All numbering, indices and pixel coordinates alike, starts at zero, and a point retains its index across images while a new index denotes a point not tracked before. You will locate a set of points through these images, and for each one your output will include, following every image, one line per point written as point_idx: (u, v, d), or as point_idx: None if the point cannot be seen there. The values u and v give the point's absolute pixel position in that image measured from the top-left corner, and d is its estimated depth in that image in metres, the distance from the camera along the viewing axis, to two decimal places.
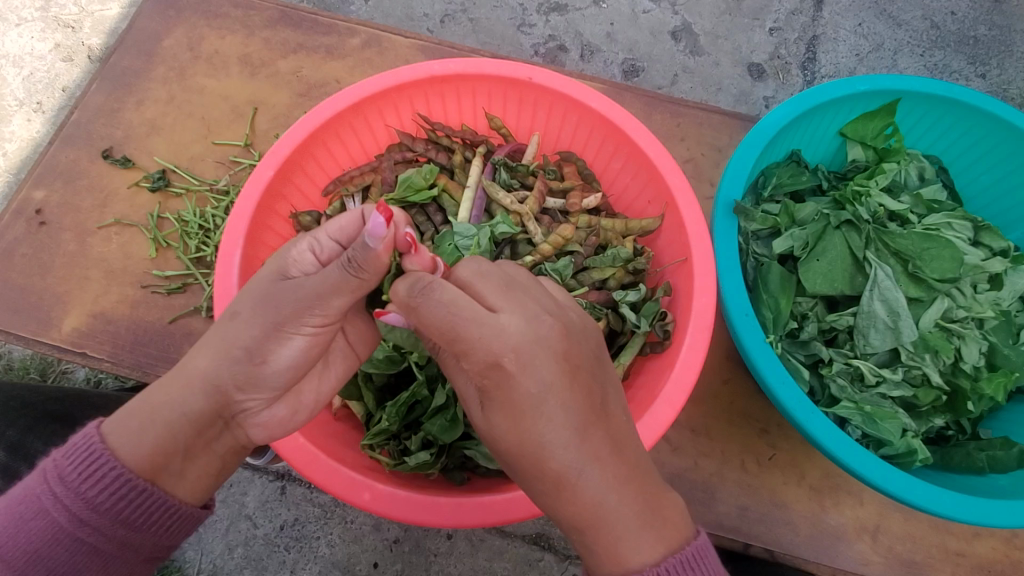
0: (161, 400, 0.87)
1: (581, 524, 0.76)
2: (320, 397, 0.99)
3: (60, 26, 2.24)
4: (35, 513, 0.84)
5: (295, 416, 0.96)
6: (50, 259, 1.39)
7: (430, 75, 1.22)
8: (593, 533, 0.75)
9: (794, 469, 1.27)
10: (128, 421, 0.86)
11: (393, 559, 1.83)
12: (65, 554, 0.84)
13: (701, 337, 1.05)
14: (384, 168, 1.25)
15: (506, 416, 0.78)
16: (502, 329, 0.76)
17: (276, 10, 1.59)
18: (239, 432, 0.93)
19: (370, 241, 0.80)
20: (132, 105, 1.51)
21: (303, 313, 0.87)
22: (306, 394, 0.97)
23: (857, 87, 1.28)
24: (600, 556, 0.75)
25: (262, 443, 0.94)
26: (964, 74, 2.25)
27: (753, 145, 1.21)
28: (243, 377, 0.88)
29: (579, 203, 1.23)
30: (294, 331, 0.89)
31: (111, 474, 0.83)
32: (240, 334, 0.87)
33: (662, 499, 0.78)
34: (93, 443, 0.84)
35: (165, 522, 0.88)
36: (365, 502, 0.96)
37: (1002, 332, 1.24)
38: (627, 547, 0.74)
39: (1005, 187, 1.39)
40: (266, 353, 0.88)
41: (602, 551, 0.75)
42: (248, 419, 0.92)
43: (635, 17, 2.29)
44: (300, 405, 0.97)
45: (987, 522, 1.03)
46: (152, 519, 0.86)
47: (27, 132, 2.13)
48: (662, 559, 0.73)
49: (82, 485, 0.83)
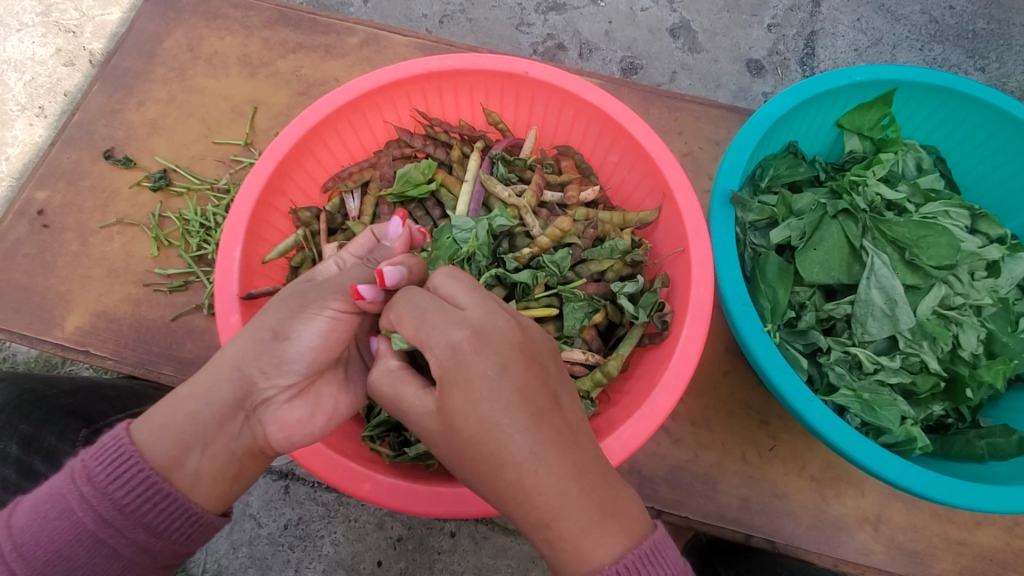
0: (186, 393, 0.89)
1: (548, 521, 0.72)
2: (338, 401, 1.01)
3: (62, 31, 2.26)
4: (60, 512, 0.84)
5: (315, 418, 0.97)
6: (53, 259, 1.40)
7: (428, 71, 1.23)
8: (562, 527, 0.72)
9: (794, 459, 1.27)
10: (150, 419, 0.88)
11: (397, 557, 1.84)
12: (85, 556, 0.84)
13: (697, 327, 1.06)
14: (383, 164, 1.27)
15: (457, 419, 0.77)
16: (473, 318, 0.81)
17: (275, 10, 1.60)
18: (257, 428, 0.92)
19: (387, 244, 1.06)
20: (133, 105, 1.53)
21: (328, 294, 0.94)
22: (323, 397, 0.99)
23: (853, 78, 1.29)
24: (572, 554, 0.72)
25: (282, 449, 0.94)
26: (964, 67, 2.25)
27: (749, 137, 1.21)
28: (269, 358, 0.91)
29: (576, 196, 1.23)
30: (325, 318, 0.94)
31: (139, 476, 0.84)
32: (268, 318, 0.92)
33: (618, 504, 0.75)
34: (123, 443, 0.85)
35: (187, 530, 0.87)
36: (365, 493, 0.96)
37: (1000, 320, 1.24)
38: (591, 541, 0.71)
39: (1003, 175, 1.39)
40: (290, 331, 0.92)
41: (572, 547, 0.72)
42: (268, 412, 0.92)
43: (633, 15, 2.30)
44: (319, 405, 0.98)
45: (969, 505, 1.03)
46: (175, 526, 0.86)
47: (28, 136, 2.14)
48: (622, 557, 0.71)
49: (108, 486, 0.84)
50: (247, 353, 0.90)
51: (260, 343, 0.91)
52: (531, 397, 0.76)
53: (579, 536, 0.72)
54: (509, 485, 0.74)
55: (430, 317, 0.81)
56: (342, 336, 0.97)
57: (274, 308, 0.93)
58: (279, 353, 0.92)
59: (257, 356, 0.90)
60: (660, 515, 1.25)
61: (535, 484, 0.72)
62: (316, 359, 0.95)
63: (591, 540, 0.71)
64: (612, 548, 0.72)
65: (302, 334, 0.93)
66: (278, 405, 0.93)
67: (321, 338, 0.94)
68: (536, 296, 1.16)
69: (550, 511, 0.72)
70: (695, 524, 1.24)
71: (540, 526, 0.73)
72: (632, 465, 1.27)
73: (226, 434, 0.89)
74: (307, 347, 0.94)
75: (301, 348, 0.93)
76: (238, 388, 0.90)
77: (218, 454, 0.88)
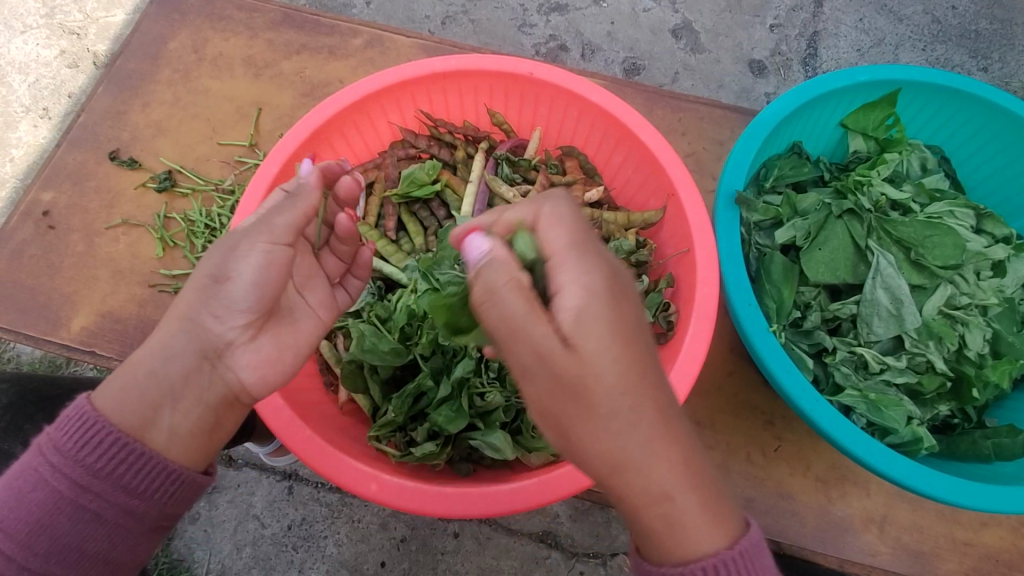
0: (147, 351, 0.89)
1: (671, 494, 0.68)
2: (299, 338, 0.99)
3: (65, 33, 2.27)
4: (35, 485, 0.86)
5: (282, 355, 0.95)
6: (58, 260, 1.40)
7: (432, 71, 1.23)
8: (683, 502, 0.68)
9: (799, 459, 1.27)
10: (113, 384, 0.89)
11: (401, 558, 1.84)
12: (68, 523, 0.85)
13: (704, 327, 1.06)
14: (387, 165, 1.28)
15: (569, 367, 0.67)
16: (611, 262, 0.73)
17: (279, 12, 1.61)
18: (226, 375, 0.90)
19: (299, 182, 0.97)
20: (139, 107, 1.53)
21: (255, 232, 0.90)
22: (284, 334, 0.96)
23: (857, 78, 1.29)
24: (685, 536, 0.68)
25: (256, 389, 0.93)
26: (966, 66, 2.25)
27: (754, 137, 1.21)
28: (214, 305, 0.88)
29: (581, 197, 1.24)
30: (260, 252, 0.89)
31: (106, 438, 0.85)
32: (206, 263, 0.90)
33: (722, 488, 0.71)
34: (86, 410, 0.86)
35: (167, 488, 0.88)
36: (372, 493, 0.96)
37: (1005, 320, 1.25)
38: (701, 531, 0.68)
39: (1007, 176, 1.39)
40: (228, 271, 0.88)
41: (687, 525, 0.68)
42: (231, 358, 0.90)
43: (635, 15, 2.30)
44: (281, 343, 0.96)
45: (987, 509, 1.03)
46: (153, 485, 0.87)
47: (33, 137, 2.15)
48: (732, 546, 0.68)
49: (78, 452, 0.85)
50: (194, 302, 0.88)
51: (206, 289, 0.88)
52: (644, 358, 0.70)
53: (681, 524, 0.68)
54: (619, 455, 0.68)
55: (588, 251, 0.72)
56: (282, 272, 0.92)
57: (212, 255, 0.91)
58: (224, 295, 0.88)
59: (204, 303, 0.88)
60: None
61: (658, 460, 0.68)
62: (264, 294, 0.91)
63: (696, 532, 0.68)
64: (726, 535, 0.68)
65: (242, 273, 0.89)
66: (241, 349, 0.90)
67: (265, 274, 0.89)
68: None
69: (664, 491, 0.68)
70: None
71: (659, 499, 0.68)
72: None
73: (196, 386, 0.88)
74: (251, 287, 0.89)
75: (245, 288, 0.89)
76: (193, 336, 0.88)
77: (189, 409, 0.88)
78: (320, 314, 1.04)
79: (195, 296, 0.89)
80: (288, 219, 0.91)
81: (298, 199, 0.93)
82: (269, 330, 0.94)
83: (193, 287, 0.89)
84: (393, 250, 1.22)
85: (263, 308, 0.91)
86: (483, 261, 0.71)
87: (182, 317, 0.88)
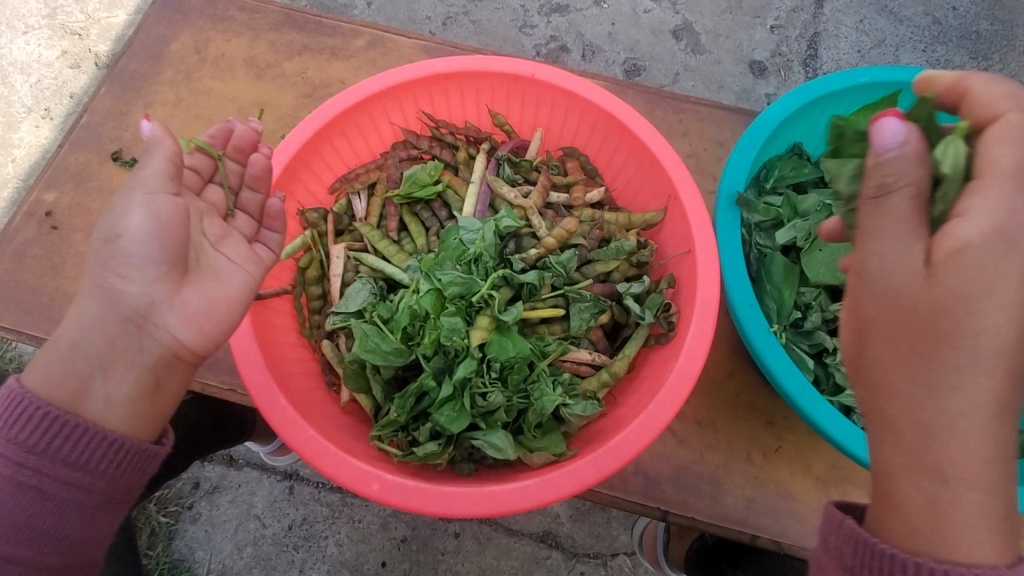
0: (75, 325, 0.91)
1: (949, 479, 0.69)
2: (228, 290, 0.98)
3: (67, 33, 2.27)
4: None
5: (209, 305, 0.95)
6: (61, 260, 1.41)
7: (434, 73, 1.24)
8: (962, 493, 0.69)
9: (799, 459, 1.28)
10: (42, 362, 0.90)
11: (401, 558, 1.85)
12: (13, 500, 0.88)
13: (704, 328, 1.06)
14: (389, 166, 1.28)
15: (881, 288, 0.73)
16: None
17: (281, 14, 1.61)
18: (152, 331, 0.91)
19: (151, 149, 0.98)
20: (141, 107, 1.53)
21: (132, 190, 0.93)
22: (209, 285, 0.96)
23: (858, 79, 1.30)
24: (945, 536, 0.69)
25: (185, 340, 0.93)
26: (966, 68, 2.26)
27: (754, 138, 1.22)
28: (118, 264, 0.91)
29: (582, 198, 1.25)
30: (142, 204, 0.92)
31: (36, 414, 0.86)
32: (102, 230, 0.93)
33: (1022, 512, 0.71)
34: (14, 390, 0.88)
35: (108, 458, 0.88)
36: (374, 493, 0.97)
37: None
38: (960, 538, 0.68)
39: None
40: (117, 229, 0.91)
41: (952, 523, 0.69)
42: (154, 313, 0.91)
43: (636, 16, 2.30)
44: (205, 293, 0.96)
45: None
46: (92, 456, 0.88)
47: (34, 138, 2.16)
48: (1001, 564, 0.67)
49: (10, 431, 0.87)
50: (104, 268, 0.91)
51: (112, 250, 0.91)
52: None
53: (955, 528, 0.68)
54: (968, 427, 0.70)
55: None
56: (175, 216, 0.93)
57: (102, 224, 0.94)
58: (124, 249, 0.90)
59: (108, 265, 0.91)
60: (666, 516, 1.25)
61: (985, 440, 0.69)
62: (168, 241, 0.91)
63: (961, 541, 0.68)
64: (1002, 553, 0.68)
65: (132, 225, 0.90)
66: (162, 305, 0.91)
67: (154, 219, 0.91)
68: (543, 297, 1.16)
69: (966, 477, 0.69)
70: (701, 525, 1.24)
71: (934, 478, 0.70)
72: (639, 465, 1.26)
73: (128, 351, 0.90)
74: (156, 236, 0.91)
75: (140, 238, 0.90)
76: (105, 299, 0.90)
77: (124, 375, 0.90)
78: (246, 269, 1.02)
79: (98, 263, 0.92)
80: (156, 168, 0.95)
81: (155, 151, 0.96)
82: (190, 282, 0.95)
83: (94, 255, 0.93)
84: (395, 250, 1.21)
85: (172, 255, 0.92)
86: (894, 151, 0.71)
87: (94, 283, 0.91)
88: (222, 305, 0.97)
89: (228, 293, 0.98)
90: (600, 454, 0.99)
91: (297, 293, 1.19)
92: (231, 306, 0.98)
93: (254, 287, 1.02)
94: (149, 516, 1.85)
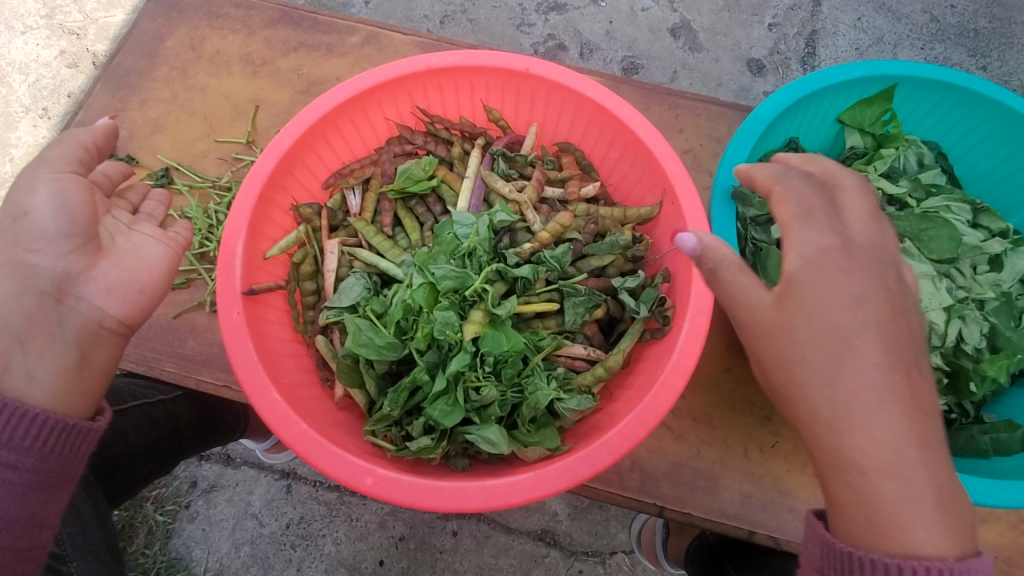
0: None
1: (866, 469, 0.77)
2: (152, 259, 1.06)
3: (65, 33, 2.27)
4: None
5: (133, 276, 1.03)
6: None
7: (428, 67, 1.23)
8: (879, 481, 0.77)
9: (797, 455, 1.27)
10: None
11: (399, 557, 1.84)
12: None
13: (698, 322, 1.06)
14: (384, 162, 1.26)
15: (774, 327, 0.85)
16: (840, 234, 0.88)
17: (276, 10, 1.61)
18: (71, 303, 0.97)
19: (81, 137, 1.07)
20: (135, 104, 1.53)
21: (39, 169, 0.98)
22: (128, 257, 1.03)
23: (854, 73, 1.28)
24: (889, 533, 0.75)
25: (106, 308, 1.00)
26: (965, 65, 2.25)
27: (750, 132, 1.21)
28: (30, 237, 0.95)
29: (577, 192, 1.24)
30: (49, 182, 0.97)
31: None
32: (8, 207, 0.97)
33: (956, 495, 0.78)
34: None
35: (36, 434, 0.92)
36: (368, 487, 0.96)
37: (1003, 314, 1.25)
38: (905, 526, 0.75)
39: (1003, 171, 1.39)
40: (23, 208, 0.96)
41: (886, 509, 0.76)
42: (74, 286, 0.97)
43: (633, 14, 2.30)
44: (124, 264, 1.02)
45: (985, 503, 1.03)
46: (21, 433, 0.91)
47: (33, 137, 2.16)
48: (959, 556, 0.74)
49: None
50: (16, 245, 0.96)
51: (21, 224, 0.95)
52: (902, 348, 0.82)
53: (910, 502, 0.75)
54: (843, 428, 0.80)
55: (815, 216, 0.89)
56: (84, 195, 0.98)
57: (8, 202, 0.98)
58: (29, 224, 0.95)
59: (18, 241, 0.96)
60: (662, 512, 1.24)
61: (863, 437, 0.78)
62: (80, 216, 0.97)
63: (912, 515, 0.75)
64: (947, 539, 0.74)
65: (38, 202, 0.95)
66: (81, 278, 0.98)
67: (61, 198, 0.96)
68: (537, 291, 1.15)
69: (871, 465, 0.77)
70: (698, 522, 1.23)
71: (857, 470, 0.78)
72: (635, 461, 1.26)
73: (48, 323, 0.96)
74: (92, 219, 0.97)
75: (48, 215, 0.95)
76: (21, 275, 0.95)
77: (46, 346, 0.95)
78: (163, 242, 1.09)
79: (10, 241, 0.96)
80: (62, 152, 1.00)
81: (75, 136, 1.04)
82: (106, 255, 1.01)
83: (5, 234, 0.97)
84: (389, 246, 1.21)
85: (84, 230, 0.97)
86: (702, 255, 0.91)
87: (6, 260, 0.96)
88: (143, 275, 1.04)
89: (146, 265, 1.05)
90: (595, 448, 0.98)
91: (290, 289, 1.18)
92: (153, 276, 1.05)
93: (173, 259, 1.09)
94: (146, 514, 1.85)
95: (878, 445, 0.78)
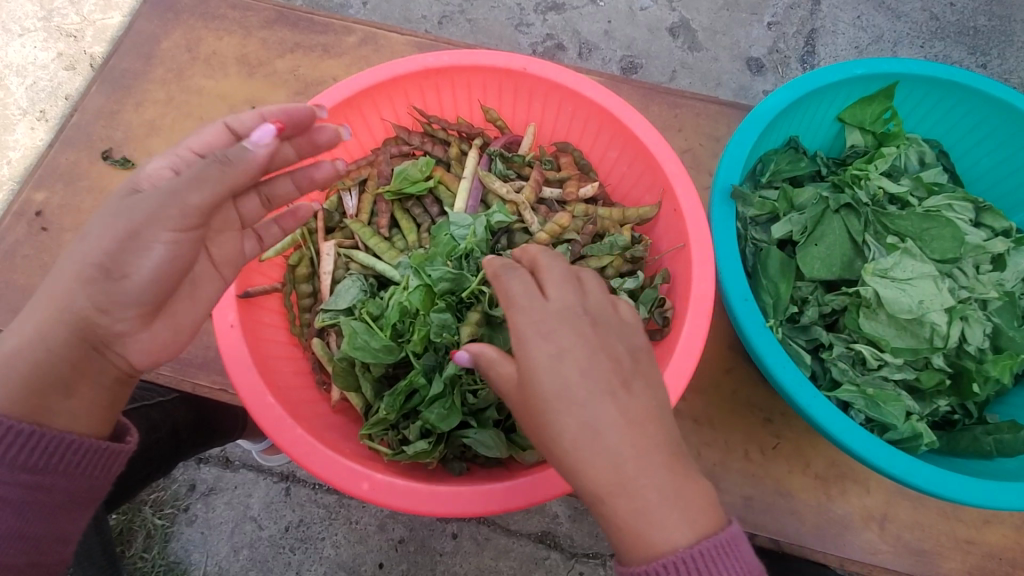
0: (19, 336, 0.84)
1: (603, 496, 0.74)
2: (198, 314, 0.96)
3: (63, 35, 2.26)
4: None
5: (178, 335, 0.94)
6: (51, 259, 1.39)
7: (424, 67, 1.22)
8: (613, 503, 0.73)
9: (799, 457, 1.26)
10: None
11: (399, 560, 1.83)
12: None
13: (698, 324, 1.04)
14: (380, 162, 1.26)
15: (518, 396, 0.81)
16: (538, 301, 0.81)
17: (273, 11, 1.60)
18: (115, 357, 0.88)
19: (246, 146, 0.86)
20: (131, 106, 1.52)
21: (152, 216, 0.82)
22: (182, 315, 0.93)
23: (855, 71, 1.28)
24: (637, 540, 0.72)
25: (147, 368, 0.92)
26: (965, 63, 2.24)
27: (751, 129, 1.20)
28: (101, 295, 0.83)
29: (575, 193, 1.24)
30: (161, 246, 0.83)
31: None
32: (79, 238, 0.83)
33: (689, 480, 0.75)
34: None
35: (71, 460, 0.88)
36: (364, 492, 0.95)
37: (1006, 314, 1.23)
38: (650, 530, 0.72)
39: (1004, 170, 1.38)
40: (124, 267, 0.82)
41: (625, 528, 0.73)
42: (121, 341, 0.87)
43: (632, 14, 2.29)
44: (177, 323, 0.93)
45: (989, 506, 1.02)
46: (56, 459, 0.87)
47: (31, 140, 2.15)
48: (696, 544, 0.71)
49: None
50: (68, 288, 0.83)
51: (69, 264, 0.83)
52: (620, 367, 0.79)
53: (643, 515, 0.72)
54: (572, 456, 0.75)
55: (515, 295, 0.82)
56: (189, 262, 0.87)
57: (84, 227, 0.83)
58: (114, 289, 0.83)
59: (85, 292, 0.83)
60: None
61: (592, 461, 0.74)
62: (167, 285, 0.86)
63: (653, 527, 0.72)
64: (689, 529, 0.72)
65: (137, 268, 0.83)
66: (133, 337, 0.87)
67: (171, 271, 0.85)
68: None
69: (604, 488, 0.73)
70: None
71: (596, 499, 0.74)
72: None
73: (90, 376, 0.87)
74: (153, 280, 0.84)
75: (143, 283, 0.84)
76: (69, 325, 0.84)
77: (89, 396, 0.87)
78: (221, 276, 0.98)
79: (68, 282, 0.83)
80: (204, 200, 0.83)
81: (226, 165, 0.83)
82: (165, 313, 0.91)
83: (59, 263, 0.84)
84: (386, 247, 1.20)
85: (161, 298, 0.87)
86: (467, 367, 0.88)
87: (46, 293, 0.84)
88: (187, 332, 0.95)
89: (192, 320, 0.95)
90: None
91: (285, 291, 1.18)
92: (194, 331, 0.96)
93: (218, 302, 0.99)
94: (145, 518, 1.84)
95: (607, 465, 0.74)
